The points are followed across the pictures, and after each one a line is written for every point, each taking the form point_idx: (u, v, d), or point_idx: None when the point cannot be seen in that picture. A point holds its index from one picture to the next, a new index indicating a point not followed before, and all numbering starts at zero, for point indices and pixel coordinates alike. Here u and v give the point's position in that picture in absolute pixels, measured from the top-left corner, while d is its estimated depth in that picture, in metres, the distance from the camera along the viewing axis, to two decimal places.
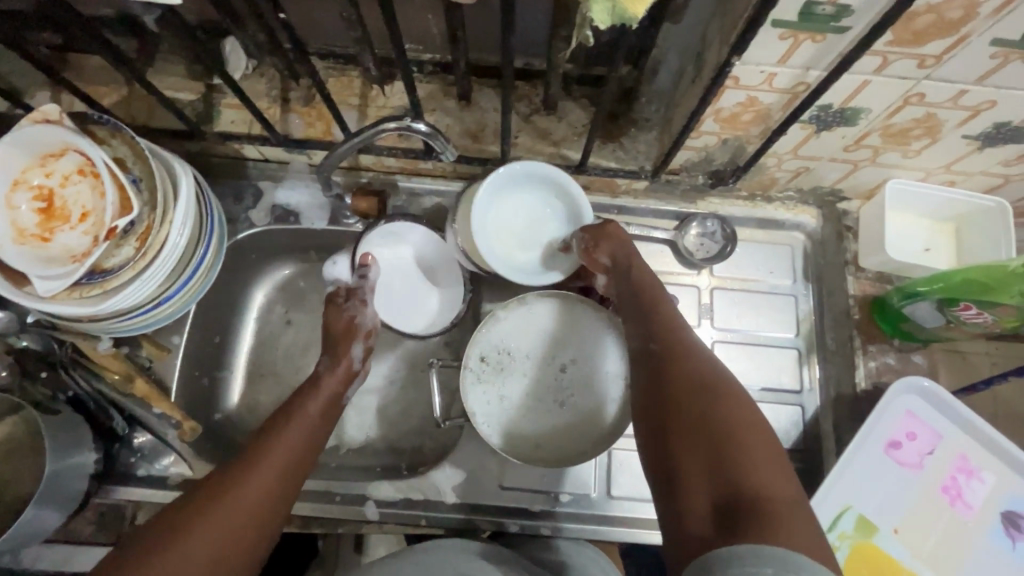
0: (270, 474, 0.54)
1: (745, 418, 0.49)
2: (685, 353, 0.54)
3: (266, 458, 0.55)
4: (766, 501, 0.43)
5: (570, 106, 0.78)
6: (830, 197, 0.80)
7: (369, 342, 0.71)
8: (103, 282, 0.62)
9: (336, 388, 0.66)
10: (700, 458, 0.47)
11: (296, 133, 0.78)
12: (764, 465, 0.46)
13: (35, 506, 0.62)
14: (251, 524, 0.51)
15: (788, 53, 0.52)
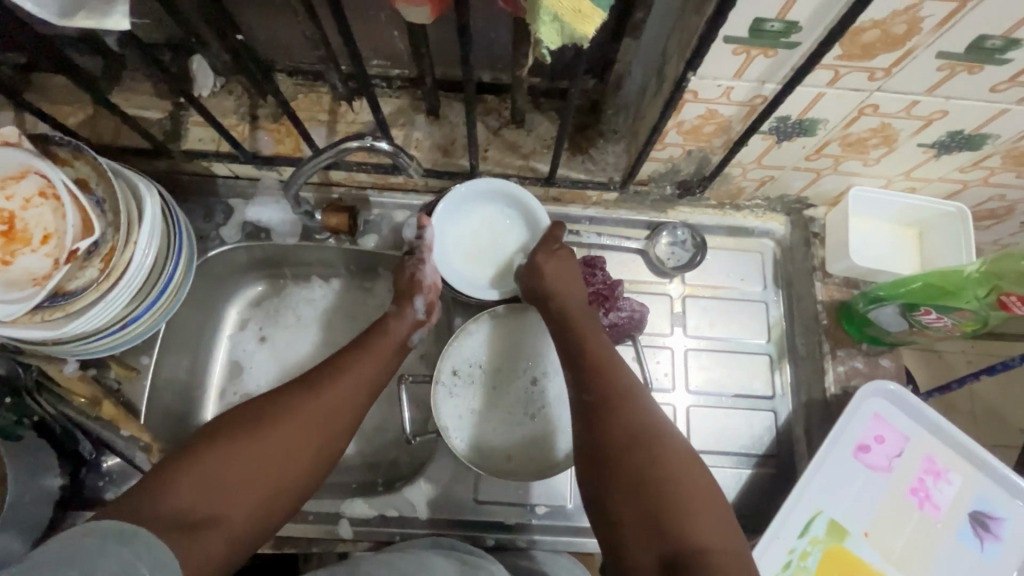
0: (320, 413, 0.56)
1: (686, 466, 0.51)
2: (625, 398, 0.55)
3: (320, 396, 0.57)
4: (703, 554, 0.46)
5: (539, 119, 0.78)
6: (797, 204, 0.81)
7: (431, 298, 0.71)
8: (66, 306, 0.61)
9: (405, 332, 0.67)
10: (638, 513, 0.49)
11: (264, 150, 0.77)
12: (703, 511, 0.49)
13: None
14: (296, 465, 0.53)
15: (742, 68, 0.53)
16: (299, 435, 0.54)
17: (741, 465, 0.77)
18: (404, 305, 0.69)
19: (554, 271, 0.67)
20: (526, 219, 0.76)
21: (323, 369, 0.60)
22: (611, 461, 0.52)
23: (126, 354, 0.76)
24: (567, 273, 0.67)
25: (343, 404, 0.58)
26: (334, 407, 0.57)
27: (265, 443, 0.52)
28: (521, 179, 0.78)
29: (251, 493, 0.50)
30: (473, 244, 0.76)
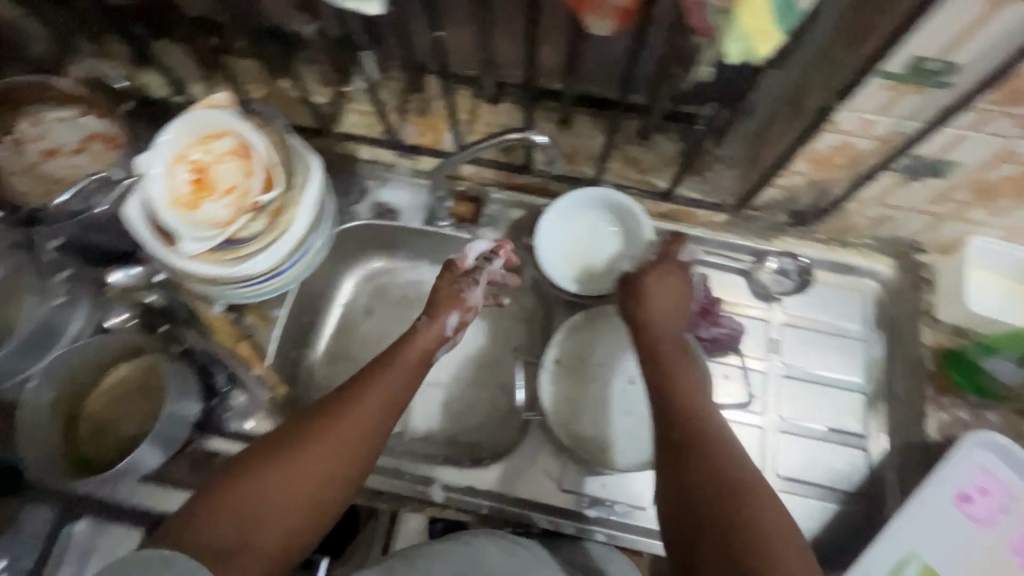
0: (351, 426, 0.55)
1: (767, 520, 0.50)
2: (712, 443, 0.55)
3: (351, 411, 0.56)
4: None
5: (661, 139, 0.83)
6: (908, 248, 0.82)
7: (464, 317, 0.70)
8: (236, 250, 0.71)
9: (427, 345, 0.65)
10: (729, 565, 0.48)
11: (409, 140, 0.88)
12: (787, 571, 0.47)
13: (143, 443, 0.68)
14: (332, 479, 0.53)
15: (889, 103, 0.57)
16: (335, 448, 0.54)
17: (826, 498, 0.76)
18: (434, 319, 0.67)
19: (660, 293, 0.66)
20: (633, 229, 0.80)
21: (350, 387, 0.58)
22: (698, 512, 0.52)
23: (263, 304, 0.85)
24: (670, 303, 0.65)
25: (375, 415, 0.57)
26: (360, 423, 0.56)
27: (292, 466, 0.52)
28: (640, 191, 0.84)
29: (289, 508, 0.51)
30: (572, 250, 0.80)
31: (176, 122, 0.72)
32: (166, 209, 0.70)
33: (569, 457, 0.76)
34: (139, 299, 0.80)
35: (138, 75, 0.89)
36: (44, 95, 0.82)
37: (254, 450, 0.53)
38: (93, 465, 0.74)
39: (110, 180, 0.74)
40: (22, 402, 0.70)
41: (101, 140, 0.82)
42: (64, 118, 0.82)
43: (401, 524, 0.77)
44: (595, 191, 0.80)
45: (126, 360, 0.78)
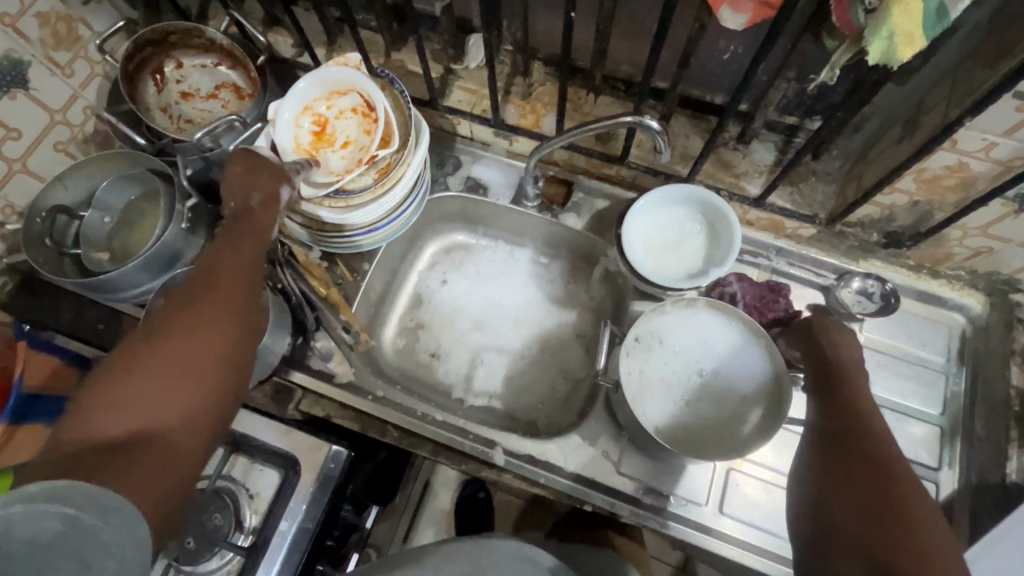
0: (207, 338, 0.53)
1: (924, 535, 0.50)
2: (876, 459, 0.56)
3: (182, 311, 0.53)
4: None
5: (758, 147, 0.84)
6: (1004, 286, 0.80)
7: None
8: (348, 199, 0.75)
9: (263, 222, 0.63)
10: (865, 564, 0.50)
11: (508, 120, 0.90)
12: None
13: None
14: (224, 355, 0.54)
15: (1017, 126, 0.57)
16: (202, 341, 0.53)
17: None
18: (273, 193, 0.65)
19: (845, 338, 0.68)
20: (718, 228, 0.81)
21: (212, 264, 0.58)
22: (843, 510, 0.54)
23: (354, 258, 0.90)
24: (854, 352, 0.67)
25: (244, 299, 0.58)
26: (225, 311, 0.56)
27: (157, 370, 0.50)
28: (731, 194, 0.83)
29: (184, 405, 0.50)
30: (654, 240, 0.82)
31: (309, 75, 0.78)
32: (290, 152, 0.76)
33: (629, 442, 0.78)
34: None
35: (270, 35, 0.96)
36: (190, 40, 0.88)
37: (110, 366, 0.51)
38: None
39: (237, 122, 0.80)
40: None
41: (231, 89, 0.90)
42: (204, 65, 0.91)
43: (435, 484, 1.05)
44: (691, 187, 0.81)
45: None
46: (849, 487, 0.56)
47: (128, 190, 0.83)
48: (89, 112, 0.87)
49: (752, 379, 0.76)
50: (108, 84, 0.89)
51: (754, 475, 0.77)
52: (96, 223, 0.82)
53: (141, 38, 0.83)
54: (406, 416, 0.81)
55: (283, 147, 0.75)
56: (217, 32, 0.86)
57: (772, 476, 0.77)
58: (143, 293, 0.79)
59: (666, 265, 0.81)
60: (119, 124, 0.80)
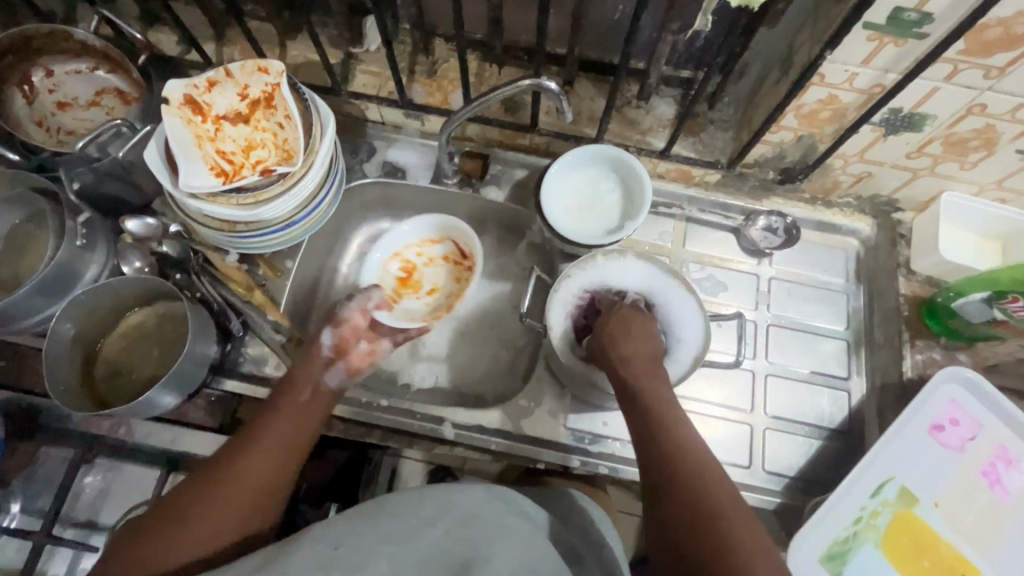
0: (241, 493, 0.56)
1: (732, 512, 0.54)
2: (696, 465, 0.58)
3: (232, 475, 0.56)
4: None
5: (658, 102, 0.88)
6: (886, 207, 0.88)
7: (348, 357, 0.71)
8: (256, 194, 0.72)
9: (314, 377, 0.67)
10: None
11: (417, 100, 0.90)
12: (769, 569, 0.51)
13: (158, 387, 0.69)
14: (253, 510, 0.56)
15: (872, 54, 0.62)
16: (230, 499, 0.55)
17: (812, 435, 0.81)
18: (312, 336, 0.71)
19: (631, 334, 0.69)
20: (632, 192, 0.84)
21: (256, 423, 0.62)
22: (689, 527, 0.54)
23: (274, 257, 0.87)
24: (640, 341, 0.69)
25: (279, 475, 0.59)
26: (258, 473, 0.57)
27: (191, 544, 0.52)
28: (639, 149, 0.87)
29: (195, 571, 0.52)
30: (573, 200, 0.84)
31: (228, 68, 0.75)
32: (169, 143, 0.72)
33: (572, 398, 0.81)
34: (153, 248, 0.81)
35: (150, 33, 0.91)
36: (58, 45, 0.81)
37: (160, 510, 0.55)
38: (112, 404, 0.75)
39: (124, 128, 0.74)
40: (48, 343, 0.71)
41: (114, 94, 0.84)
42: (79, 71, 0.84)
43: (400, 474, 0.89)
44: (609, 148, 0.84)
45: (141, 307, 0.80)
46: (686, 499, 0.55)
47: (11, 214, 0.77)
48: None
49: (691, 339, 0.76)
50: None
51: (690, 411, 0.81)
52: None
53: None
54: (354, 407, 0.81)
55: (190, 172, 0.72)
56: (88, 33, 0.79)
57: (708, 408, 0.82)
58: (45, 320, 0.74)
59: (583, 224, 0.84)
60: None
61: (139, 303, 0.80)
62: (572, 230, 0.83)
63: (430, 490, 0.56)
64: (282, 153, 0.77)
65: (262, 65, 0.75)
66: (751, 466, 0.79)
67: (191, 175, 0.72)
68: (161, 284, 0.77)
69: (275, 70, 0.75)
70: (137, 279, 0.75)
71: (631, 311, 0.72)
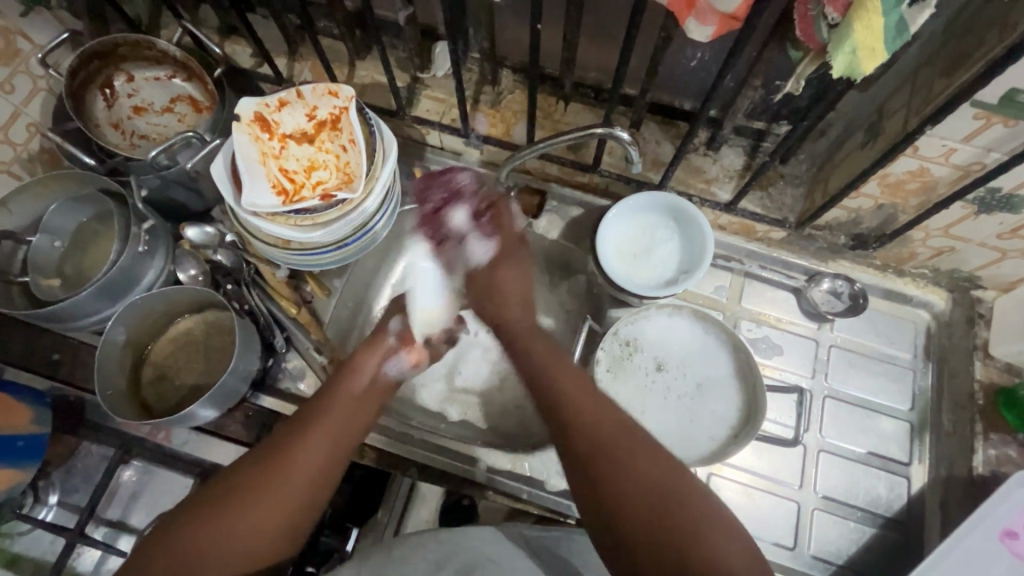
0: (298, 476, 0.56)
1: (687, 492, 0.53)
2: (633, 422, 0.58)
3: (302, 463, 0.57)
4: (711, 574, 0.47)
5: (727, 151, 0.84)
6: (965, 282, 0.82)
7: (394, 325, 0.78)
8: (315, 216, 0.73)
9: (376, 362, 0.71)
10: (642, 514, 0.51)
11: (479, 130, 0.89)
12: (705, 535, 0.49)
13: (202, 401, 0.71)
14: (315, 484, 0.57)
15: (976, 132, 0.58)
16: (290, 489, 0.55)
17: (864, 522, 0.76)
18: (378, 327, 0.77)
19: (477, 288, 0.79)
20: (691, 243, 0.81)
21: (311, 406, 0.63)
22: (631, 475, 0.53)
23: (323, 275, 0.86)
24: (515, 281, 0.77)
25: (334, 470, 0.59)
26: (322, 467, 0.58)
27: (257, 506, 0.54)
28: (702, 200, 0.84)
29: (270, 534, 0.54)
30: (630, 247, 0.81)
31: (300, 89, 0.76)
32: (235, 158, 0.73)
33: None
34: (207, 256, 0.83)
35: (227, 44, 0.93)
36: (141, 52, 0.84)
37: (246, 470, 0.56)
38: (155, 411, 0.77)
39: (195, 139, 0.76)
40: (101, 347, 0.73)
41: (187, 102, 0.86)
42: (157, 78, 0.87)
43: (416, 499, 0.86)
44: (674, 196, 0.81)
45: (191, 314, 0.81)
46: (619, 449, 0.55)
47: (80, 213, 0.79)
48: (33, 129, 0.83)
49: (728, 400, 0.78)
50: (54, 100, 0.84)
51: (735, 479, 0.77)
52: (46, 248, 0.78)
53: (86, 51, 0.79)
54: (389, 437, 0.81)
55: (253, 189, 0.72)
56: (170, 44, 0.82)
57: (753, 480, 0.78)
58: (99, 321, 0.76)
59: (639, 271, 0.81)
60: (65, 143, 0.75)
61: (189, 311, 0.81)
62: (628, 278, 0.80)
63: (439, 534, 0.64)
64: (342, 175, 0.76)
65: (333, 89, 0.76)
66: (795, 547, 0.75)
67: (254, 192, 0.72)
68: (215, 296, 0.78)
69: (345, 95, 0.75)
70: (191, 290, 0.77)
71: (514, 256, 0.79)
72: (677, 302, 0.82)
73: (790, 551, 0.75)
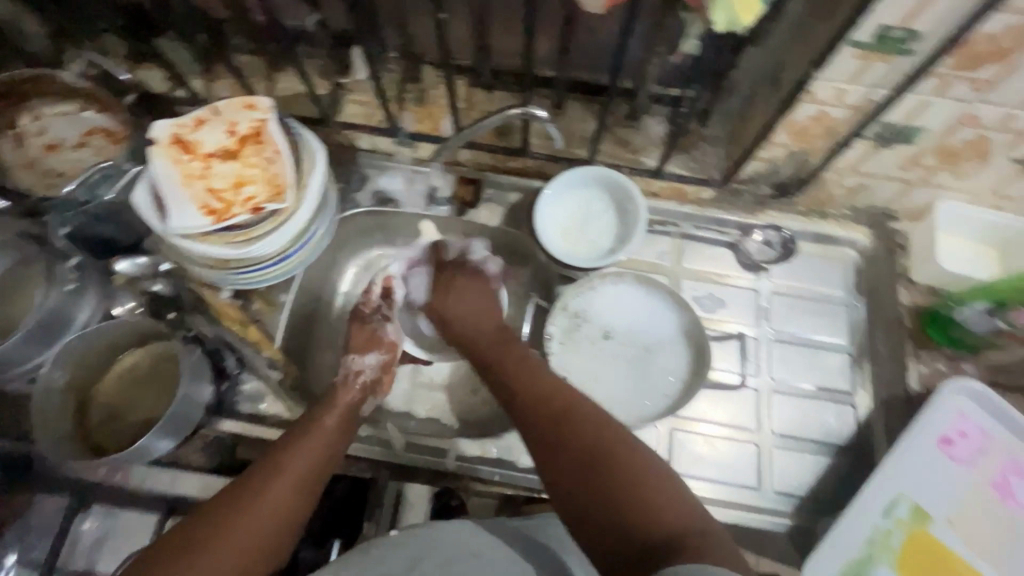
0: (263, 502, 0.58)
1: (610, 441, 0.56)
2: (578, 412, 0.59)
3: (265, 485, 0.59)
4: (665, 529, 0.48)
5: (649, 121, 0.88)
6: (882, 217, 0.87)
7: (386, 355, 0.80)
8: (247, 231, 0.73)
9: (351, 400, 0.72)
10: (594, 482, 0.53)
11: (408, 128, 0.90)
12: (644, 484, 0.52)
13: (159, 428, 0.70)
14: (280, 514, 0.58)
15: (860, 72, 0.62)
16: (259, 509, 0.57)
17: (820, 452, 0.80)
18: (355, 359, 0.78)
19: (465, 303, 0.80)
20: (625, 212, 0.84)
21: (294, 436, 0.66)
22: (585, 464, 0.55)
23: (269, 290, 0.86)
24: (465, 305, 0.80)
25: (294, 492, 0.60)
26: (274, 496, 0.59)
27: (221, 519, 0.55)
28: (632, 170, 0.87)
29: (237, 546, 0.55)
30: (567, 224, 0.84)
31: (216, 106, 0.76)
32: (158, 182, 0.72)
33: None
34: (145, 287, 0.81)
35: (138, 71, 0.91)
36: (48, 88, 0.82)
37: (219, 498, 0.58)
38: (107, 452, 0.74)
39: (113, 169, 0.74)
40: (38, 393, 0.71)
41: (101, 134, 0.83)
42: (67, 113, 0.84)
43: (407, 500, 0.80)
44: (603, 169, 0.84)
45: (135, 348, 0.79)
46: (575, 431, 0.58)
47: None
48: None
49: (680, 357, 0.81)
50: None
51: (695, 432, 0.80)
52: None
53: None
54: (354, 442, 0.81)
55: (180, 212, 0.71)
56: (72, 75, 0.79)
57: (712, 429, 0.81)
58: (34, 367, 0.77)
59: (579, 245, 0.84)
60: None
61: (134, 346, 0.79)
62: (568, 252, 0.82)
63: (419, 532, 0.65)
64: (270, 187, 0.74)
65: (250, 102, 0.76)
66: (759, 486, 0.79)
67: (181, 214, 0.71)
68: (158, 326, 0.78)
69: (263, 107, 0.75)
70: (133, 322, 0.76)
71: (468, 279, 0.82)
72: (619, 270, 0.85)
73: (755, 491, 0.78)
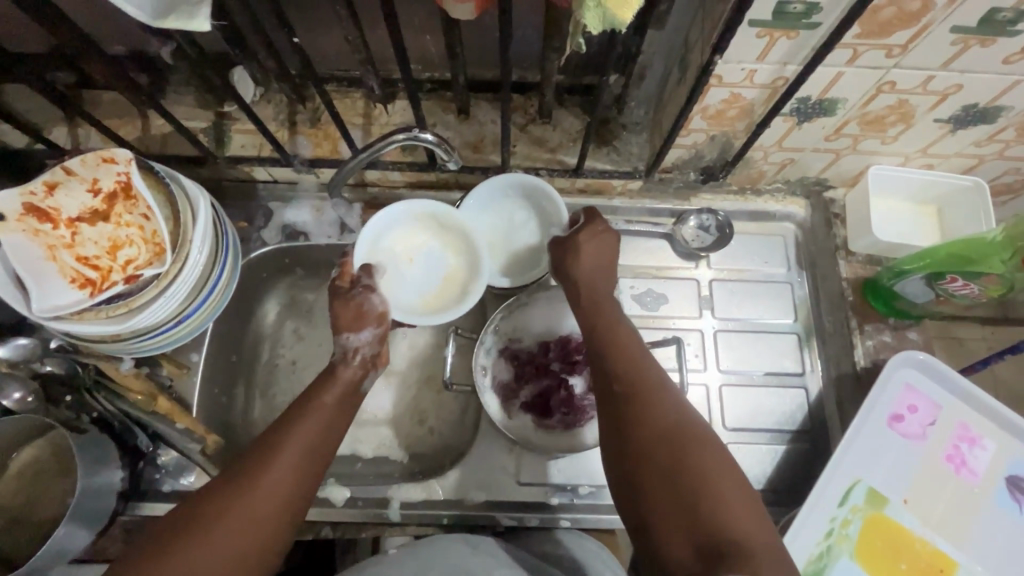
0: (262, 501, 0.49)
1: (698, 442, 0.49)
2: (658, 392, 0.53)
3: (259, 482, 0.49)
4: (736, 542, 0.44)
5: (564, 115, 0.81)
6: (816, 186, 0.84)
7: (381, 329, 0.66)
8: (128, 301, 0.65)
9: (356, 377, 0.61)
10: (665, 475, 0.48)
11: (304, 154, 0.81)
12: (719, 493, 0.47)
13: (65, 526, 0.64)
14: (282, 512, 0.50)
15: (765, 50, 0.57)
16: (251, 513, 0.48)
17: (775, 441, 0.78)
18: (347, 337, 0.63)
19: (593, 251, 0.65)
20: (547, 219, 0.78)
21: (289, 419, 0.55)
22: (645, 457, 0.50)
23: (177, 352, 0.79)
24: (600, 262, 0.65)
25: (296, 488, 0.51)
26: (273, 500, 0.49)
27: (211, 529, 0.47)
28: (550, 170, 0.80)
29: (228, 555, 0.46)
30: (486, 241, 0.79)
31: (67, 166, 0.67)
32: (17, 263, 0.64)
33: (523, 451, 0.77)
34: (32, 370, 0.67)
35: None
36: None
37: (204, 498, 0.49)
38: (14, 560, 0.68)
39: None
40: None
41: None
42: None
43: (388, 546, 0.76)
44: (518, 177, 0.78)
45: (33, 440, 0.72)
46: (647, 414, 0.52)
47: None
48: None
49: None
50: None
51: None
52: None
53: None
54: None
55: (49, 292, 0.64)
56: None
57: None
58: None
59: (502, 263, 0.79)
60: None
61: (30, 437, 0.71)
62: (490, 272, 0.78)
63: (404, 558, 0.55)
64: (152, 246, 0.67)
65: (107, 155, 0.68)
66: None
67: (50, 294, 0.64)
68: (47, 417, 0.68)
69: (122, 158, 0.67)
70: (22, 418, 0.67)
71: (596, 231, 0.66)
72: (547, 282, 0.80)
73: None
